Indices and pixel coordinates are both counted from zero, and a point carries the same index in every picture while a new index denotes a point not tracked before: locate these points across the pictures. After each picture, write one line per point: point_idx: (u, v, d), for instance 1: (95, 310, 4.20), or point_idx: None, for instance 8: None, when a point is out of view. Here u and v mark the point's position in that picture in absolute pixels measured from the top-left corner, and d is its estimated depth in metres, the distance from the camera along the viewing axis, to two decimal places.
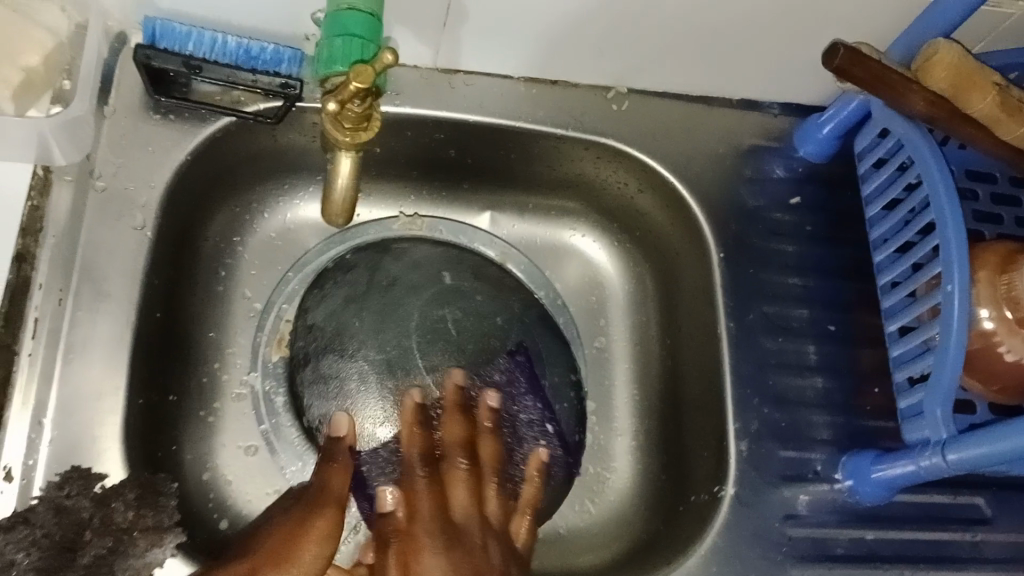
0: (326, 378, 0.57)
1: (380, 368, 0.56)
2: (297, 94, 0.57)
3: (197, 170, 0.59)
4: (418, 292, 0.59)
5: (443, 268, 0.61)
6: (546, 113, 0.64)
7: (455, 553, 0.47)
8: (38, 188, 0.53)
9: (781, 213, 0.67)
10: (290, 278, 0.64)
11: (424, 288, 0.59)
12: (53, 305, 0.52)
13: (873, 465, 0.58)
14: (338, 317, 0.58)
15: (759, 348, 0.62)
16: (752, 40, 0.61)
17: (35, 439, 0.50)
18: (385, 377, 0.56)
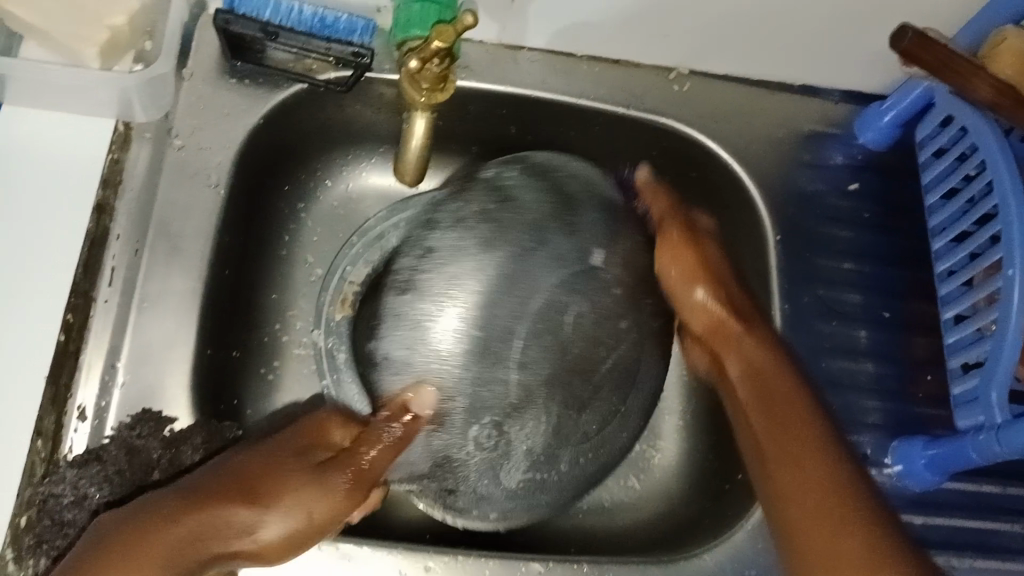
0: (404, 287, 0.51)
1: (475, 338, 0.49)
2: (367, 64, 0.58)
3: (268, 135, 0.61)
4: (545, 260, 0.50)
5: (574, 253, 0.51)
6: (608, 92, 0.65)
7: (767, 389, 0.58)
8: (119, 143, 0.56)
9: (838, 200, 0.67)
10: (354, 242, 0.63)
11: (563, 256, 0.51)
12: (129, 255, 0.54)
13: (924, 450, 0.58)
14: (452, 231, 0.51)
15: (811, 331, 0.63)
16: (820, 24, 0.61)
17: (107, 382, 0.51)
18: (472, 347, 0.49)
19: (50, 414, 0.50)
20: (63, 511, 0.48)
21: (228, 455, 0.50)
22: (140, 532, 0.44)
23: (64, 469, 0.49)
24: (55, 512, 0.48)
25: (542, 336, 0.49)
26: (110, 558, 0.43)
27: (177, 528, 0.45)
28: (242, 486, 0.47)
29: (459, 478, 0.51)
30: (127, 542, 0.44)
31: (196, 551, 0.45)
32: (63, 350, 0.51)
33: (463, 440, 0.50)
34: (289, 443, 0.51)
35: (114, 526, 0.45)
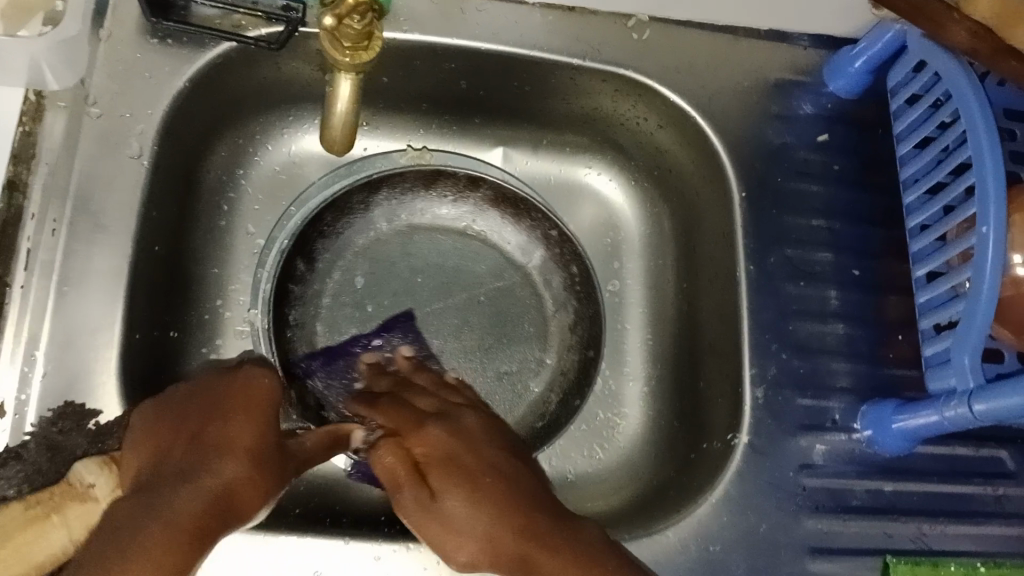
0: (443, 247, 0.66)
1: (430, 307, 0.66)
2: (298, 18, 0.54)
3: (197, 100, 0.57)
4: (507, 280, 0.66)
5: (576, 260, 0.65)
6: (563, 42, 0.61)
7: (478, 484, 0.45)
8: (31, 112, 0.52)
9: (806, 152, 0.63)
10: (291, 212, 0.62)
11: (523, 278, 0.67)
12: (47, 236, 0.50)
13: (894, 415, 0.55)
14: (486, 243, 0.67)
15: (778, 292, 0.60)
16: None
17: (28, 373, 0.48)
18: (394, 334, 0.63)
19: None
20: None
21: (201, 421, 0.45)
22: (163, 505, 0.39)
23: None
24: None
25: (482, 308, 0.65)
26: (158, 518, 0.38)
27: (192, 495, 0.40)
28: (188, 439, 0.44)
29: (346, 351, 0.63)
30: (155, 511, 0.39)
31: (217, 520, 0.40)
32: None
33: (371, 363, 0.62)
34: (253, 405, 0.47)
35: (126, 513, 0.39)
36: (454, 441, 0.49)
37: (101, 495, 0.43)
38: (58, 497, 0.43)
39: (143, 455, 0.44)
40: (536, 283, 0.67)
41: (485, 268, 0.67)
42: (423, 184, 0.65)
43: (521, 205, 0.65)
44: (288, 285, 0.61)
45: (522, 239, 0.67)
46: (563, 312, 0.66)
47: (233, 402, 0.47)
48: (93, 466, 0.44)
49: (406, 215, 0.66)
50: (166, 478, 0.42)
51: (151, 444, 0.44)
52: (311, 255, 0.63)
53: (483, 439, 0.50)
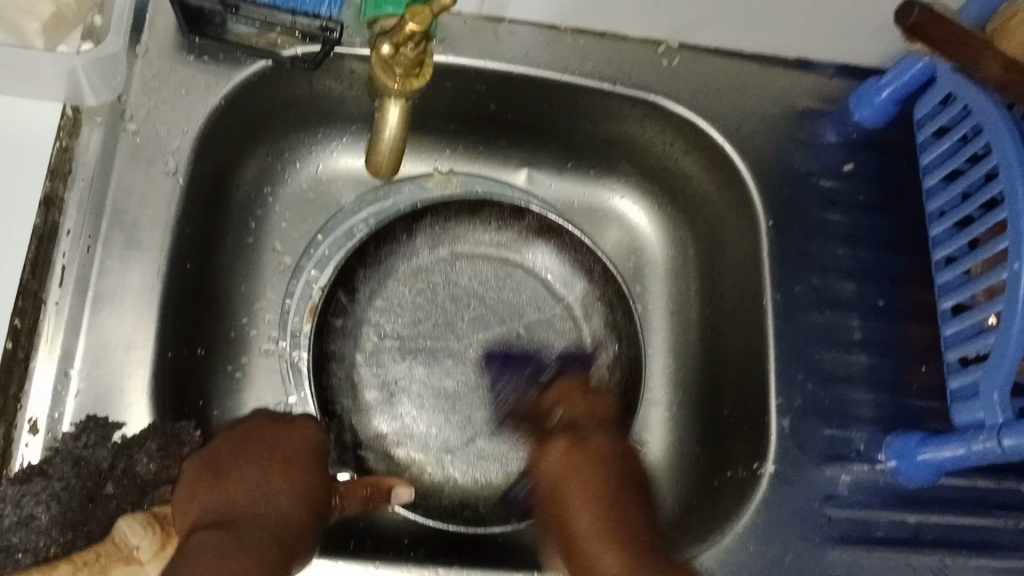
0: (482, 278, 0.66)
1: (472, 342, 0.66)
2: (336, 39, 0.54)
3: (231, 118, 0.57)
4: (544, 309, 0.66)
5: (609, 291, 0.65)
6: (594, 67, 0.62)
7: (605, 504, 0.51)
8: (67, 129, 0.51)
9: (831, 181, 0.64)
10: (319, 242, 0.64)
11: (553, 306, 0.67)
12: (81, 252, 0.50)
13: (920, 447, 0.56)
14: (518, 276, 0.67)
15: (804, 322, 0.60)
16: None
17: (61, 391, 0.48)
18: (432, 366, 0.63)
19: None
20: (7, 534, 0.44)
21: (259, 470, 0.48)
22: (238, 541, 0.43)
23: (6, 488, 0.45)
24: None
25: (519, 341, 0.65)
26: (236, 558, 0.41)
27: (262, 540, 0.44)
28: (251, 490, 0.47)
29: (396, 383, 0.62)
30: (234, 548, 0.42)
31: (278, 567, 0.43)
32: (12, 357, 0.47)
33: (415, 400, 0.62)
34: (300, 452, 0.50)
35: (202, 545, 0.42)
36: (594, 463, 0.53)
37: (148, 557, 0.44)
38: (104, 559, 0.43)
39: (206, 497, 0.46)
40: (576, 316, 0.66)
41: (527, 298, 0.66)
42: (467, 212, 0.66)
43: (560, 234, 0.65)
44: (328, 317, 0.61)
45: (564, 271, 0.67)
46: (601, 349, 0.65)
47: (291, 454, 0.49)
48: (137, 527, 0.44)
49: (449, 243, 0.66)
50: (236, 518, 0.45)
51: (210, 492, 0.46)
52: (353, 286, 0.62)
53: (595, 444, 0.55)
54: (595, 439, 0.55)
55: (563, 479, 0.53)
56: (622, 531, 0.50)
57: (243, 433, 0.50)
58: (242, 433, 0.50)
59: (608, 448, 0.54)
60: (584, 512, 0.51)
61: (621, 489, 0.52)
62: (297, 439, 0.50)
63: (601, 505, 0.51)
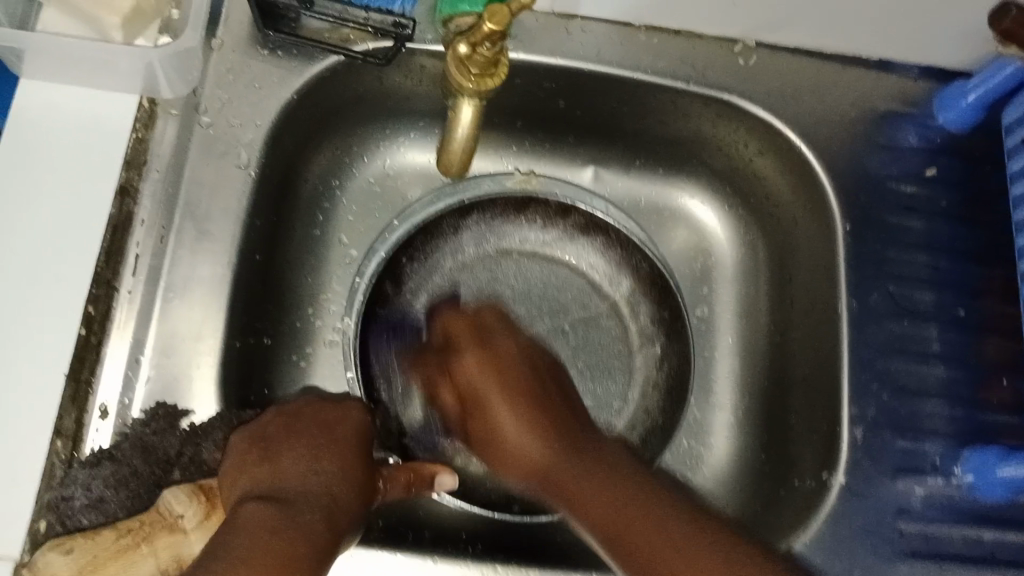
0: (524, 277, 0.66)
1: None
2: (408, 35, 0.54)
3: (301, 112, 0.57)
4: (587, 309, 0.66)
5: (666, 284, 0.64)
6: (667, 65, 0.60)
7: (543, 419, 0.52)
8: (144, 121, 0.53)
9: (911, 185, 0.62)
10: (395, 226, 0.62)
11: (593, 304, 0.66)
12: (154, 242, 0.51)
13: (999, 463, 0.54)
14: (564, 275, 0.67)
15: (878, 330, 0.58)
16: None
17: (131, 378, 0.49)
18: None
19: (71, 413, 0.47)
20: (76, 515, 0.45)
21: (307, 449, 0.46)
22: (291, 519, 0.40)
23: (77, 471, 0.46)
24: (69, 517, 0.45)
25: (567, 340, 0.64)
26: (284, 534, 0.39)
27: (314, 521, 0.41)
28: (304, 458, 0.45)
29: None
30: (283, 524, 0.40)
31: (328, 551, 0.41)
32: (85, 344, 0.48)
33: None
34: (352, 433, 0.49)
35: (257, 518, 0.40)
36: (514, 434, 0.52)
37: (192, 526, 0.44)
38: (148, 527, 0.43)
39: (257, 473, 0.44)
40: (623, 315, 0.66)
41: (571, 298, 0.66)
42: (513, 210, 0.65)
43: (610, 233, 0.65)
44: (375, 307, 0.61)
45: (610, 270, 0.67)
46: (647, 348, 0.65)
47: (337, 427, 0.49)
48: (183, 497, 0.44)
49: (494, 242, 0.66)
50: (289, 494, 0.43)
51: (257, 469, 0.45)
52: (399, 279, 0.63)
53: (520, 411, 0.52)
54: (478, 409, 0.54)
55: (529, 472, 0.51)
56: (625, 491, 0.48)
57: (288, 412, 0.49)
58: (290, 413, 0.49)
59: (546, 411, 0.52)
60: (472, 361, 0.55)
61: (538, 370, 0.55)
62: (353, 421, 0.50)
63: (520, 413, 0.52)
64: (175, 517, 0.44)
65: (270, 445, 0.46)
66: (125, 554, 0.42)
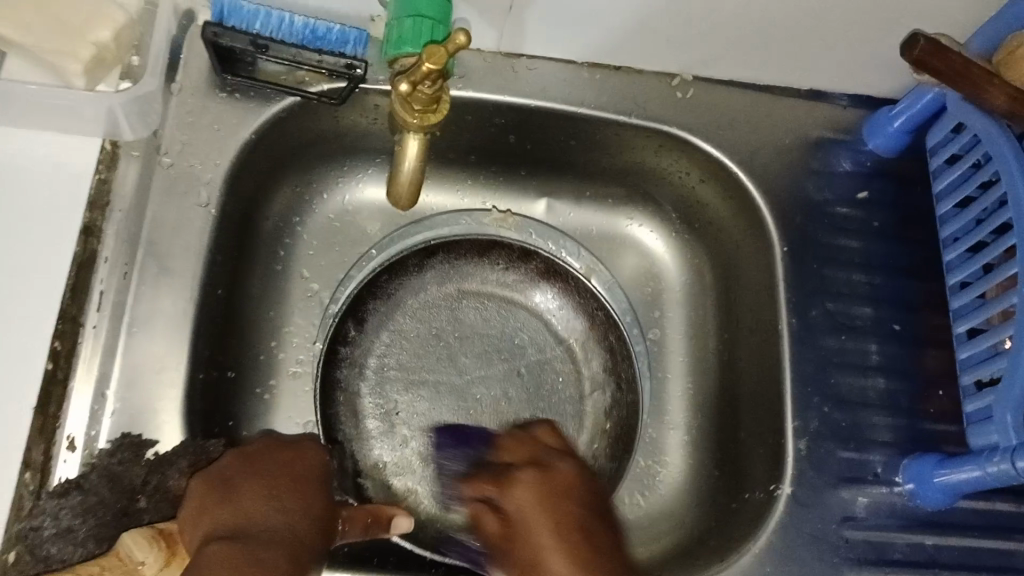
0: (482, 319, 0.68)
1: None
2: (361, 77, 0.56)
3: (261, 151, 0.59)
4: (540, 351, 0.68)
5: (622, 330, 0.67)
6: (609, 100, 0.64)
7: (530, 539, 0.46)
8: (106, 163, 0.54)
9: (846, 208, 0.65)
10: (365, 264, 0.64)
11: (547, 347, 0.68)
12: (118, 278, 0.53)
13: (936, 470, 0.56)
14: (520, 319, 0.69)
15: (820, 345, 0.61)
16: (799, 14, 0.57)
17: (97, 412, 0.51)
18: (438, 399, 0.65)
19: (38, 445, 0.48)
20: (45, 545, 0.47)
21: (265, 489, 0.47)
22: (254, 556, 0.42)
23: (45, 501, 0.48)
24: (37, 546, 0.47)
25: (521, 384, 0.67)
26: None
27: (278, 558, 0.43)
28: (263, 497, 0.47)
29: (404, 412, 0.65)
30: (247, 563, 0.42)
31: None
32: (51, 379, 0.49)
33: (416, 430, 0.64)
34: (309, 473, 0.50)
35: (218, 557, 0.41)
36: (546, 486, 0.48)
37: (152, 573, 0.45)
38: (106, 572, 0.45)
39: (217, 514, 0.45)
40: (575, 358, 0.68)
41: (526, 339, 0.68)
42: (478, 252, 0.68)
43: (569, 281, 0.68)
44: (337, 346, 0.63)
45: (562, 311, 0.69)
46: (599, 393, 0.67)
47: (301, 471, 0.50)
48: (143, 542, 0.45)
49: (456, 283, 0.69)
50: (251, 533, 0.44)
51: (210, 516, 0.46)
52: (361, 318, 0.65)
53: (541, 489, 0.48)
54: (552, 452, 0.52)
55: (513, 531, 0.47)
56: (548, 487, 0.48)
57: (246, 452, 0.51)
58: (251, 454, 0.51)
59: (571, 492, 0.48)
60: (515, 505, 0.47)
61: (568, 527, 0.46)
62: (314, 460, 0.52)
63: (568, 541, 0.45)
64: (135, 563, 0.45)
65: (232, 486, 0.47)
66: None
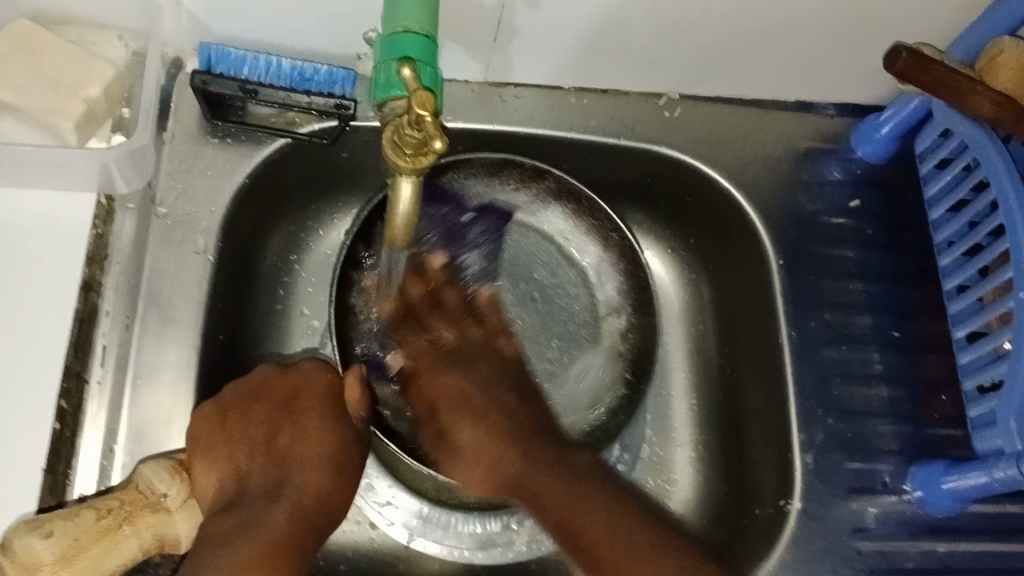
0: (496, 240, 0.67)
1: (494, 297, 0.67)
2: (351, 115, 0.57)
3: (255, 195, 0.60)
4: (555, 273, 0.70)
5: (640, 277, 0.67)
6: (598, 123, 0.64)
7: (482, 416, 0.59)
8: (102, 216, 0.54)
9: (839, 218, 0.65)
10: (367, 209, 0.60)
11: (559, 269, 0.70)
12: (120, 332, 0.53)
13: (943, 476, 0.56)
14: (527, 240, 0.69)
15: (821, 358, 0.61)
16: (785, 31, 0.57)
17: (106, 467, 0.51)
18: None
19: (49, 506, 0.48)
20: None
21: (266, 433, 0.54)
22: (260, 513, 0.50)
23: None
24: None
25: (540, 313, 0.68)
26: (253, 538, 0.48)
27: (281, 513, 0.51)
28: (269, 452, 0.54)
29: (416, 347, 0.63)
30: (250, 527, 0.49)
31: (317, 512, 0.52)
32: (59, 437, 0.49)
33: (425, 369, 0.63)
34: (315, 405, 0.56)
35: (223, 526, 0.49)
36: (470, 402, 0.60)
37: (176, 507, 0.50)
38: (129, 507, 0.48)
39: (219, 463, 0.52)
40: (591, 282, 0.70)
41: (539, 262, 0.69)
42: (489, 171, 0.64)
43: (584, 204, 0.66)
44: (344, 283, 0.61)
45: (572, 231, 0.69)
46: (613, 316, 0.69)
47: (301, 403, 0.56)
48: (163, 475, 0.50)
49: (470, 200, 0.66)
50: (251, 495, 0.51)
51: (219, 458, 0.52)
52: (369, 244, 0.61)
53: (531, 453, 0.57)
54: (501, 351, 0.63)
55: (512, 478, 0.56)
56: (551, 469, 0.56)
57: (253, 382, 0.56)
58: (257, 385, 0.56)
59: (505, 438, 0.58)
60: (469, 431, 0.59)
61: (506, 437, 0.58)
62: (321, 382, 0.57)
63: (542, 465, 0.56)
64: (159, 497, 0.49)
65: (234, 431, 0.53)
66: (108, 534, 0.47)
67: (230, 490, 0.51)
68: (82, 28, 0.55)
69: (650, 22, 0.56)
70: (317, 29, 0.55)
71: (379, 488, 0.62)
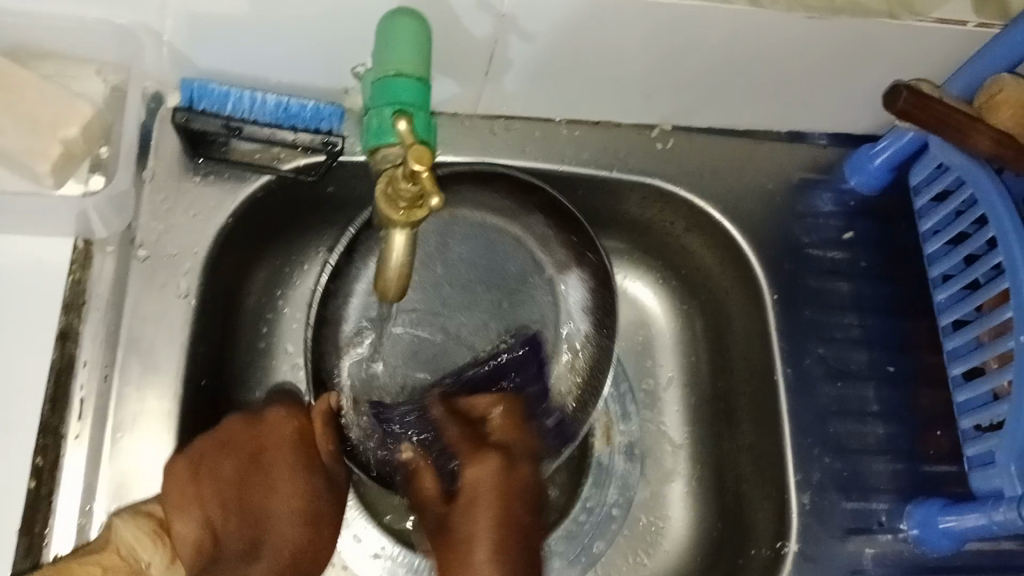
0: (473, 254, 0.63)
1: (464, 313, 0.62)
2: (339, 150, 0.56)
3: (239, 234, 0.58)
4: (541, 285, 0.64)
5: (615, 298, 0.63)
6: (591, 155, 0.63)
7: (509, 492, 0.49)
8: (80, 261, 0.53)
9: (833, 251, 0.65)
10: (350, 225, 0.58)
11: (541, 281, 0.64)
12: (98, 382, 0.52)
13: (941, 515, 0.56)
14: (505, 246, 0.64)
15: (816, 395, 0.60)
16: (778, 65, 0.56)
17: (85, 524, 0.49)
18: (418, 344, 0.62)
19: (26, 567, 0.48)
20: None
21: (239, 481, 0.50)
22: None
23: None
24: None
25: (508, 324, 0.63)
26: None
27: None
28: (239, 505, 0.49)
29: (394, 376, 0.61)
30: None
31: (291, 573, 0.50)
32: (36, 495, 0.49)
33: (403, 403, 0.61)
34: (287, 455, 0.52)
35: None
36: (509, 463, 0.51)
37: (157, 567, 0.46)
38: (110, 570, 0.45)
39: (198, 508, 0.48)
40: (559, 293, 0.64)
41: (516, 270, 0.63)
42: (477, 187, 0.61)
43: (569, 218, 0.62)
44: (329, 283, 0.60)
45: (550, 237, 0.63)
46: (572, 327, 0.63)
47: (271, 456, 0.51)
48: (142, 536, 0.46)
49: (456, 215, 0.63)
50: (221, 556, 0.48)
51: (196, 507, 0.48)
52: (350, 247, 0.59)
53: (509, 511, 0.49)
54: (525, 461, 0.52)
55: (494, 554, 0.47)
56: None
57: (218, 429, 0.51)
58: (223, 429, 0.51)
59: (510, 501, 0.49)
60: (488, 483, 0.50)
61: (520, 524, 0.49)
62: (290, 430, 0.53)
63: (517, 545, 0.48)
64: (142, 563, 0.46)
65: (208, 484, 0.49)
66: None
67: (207, 544, 0.48)
68: (61, 64, 0.52)
69: (645, 55, 0.55)
70: (301, 64, 0.53)
71: (367, 538, 0.61)
